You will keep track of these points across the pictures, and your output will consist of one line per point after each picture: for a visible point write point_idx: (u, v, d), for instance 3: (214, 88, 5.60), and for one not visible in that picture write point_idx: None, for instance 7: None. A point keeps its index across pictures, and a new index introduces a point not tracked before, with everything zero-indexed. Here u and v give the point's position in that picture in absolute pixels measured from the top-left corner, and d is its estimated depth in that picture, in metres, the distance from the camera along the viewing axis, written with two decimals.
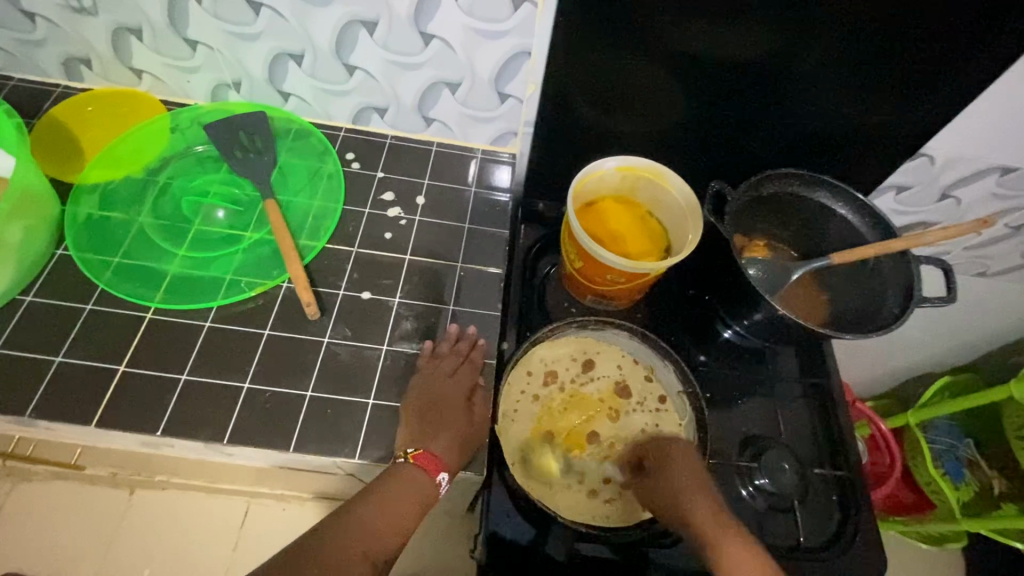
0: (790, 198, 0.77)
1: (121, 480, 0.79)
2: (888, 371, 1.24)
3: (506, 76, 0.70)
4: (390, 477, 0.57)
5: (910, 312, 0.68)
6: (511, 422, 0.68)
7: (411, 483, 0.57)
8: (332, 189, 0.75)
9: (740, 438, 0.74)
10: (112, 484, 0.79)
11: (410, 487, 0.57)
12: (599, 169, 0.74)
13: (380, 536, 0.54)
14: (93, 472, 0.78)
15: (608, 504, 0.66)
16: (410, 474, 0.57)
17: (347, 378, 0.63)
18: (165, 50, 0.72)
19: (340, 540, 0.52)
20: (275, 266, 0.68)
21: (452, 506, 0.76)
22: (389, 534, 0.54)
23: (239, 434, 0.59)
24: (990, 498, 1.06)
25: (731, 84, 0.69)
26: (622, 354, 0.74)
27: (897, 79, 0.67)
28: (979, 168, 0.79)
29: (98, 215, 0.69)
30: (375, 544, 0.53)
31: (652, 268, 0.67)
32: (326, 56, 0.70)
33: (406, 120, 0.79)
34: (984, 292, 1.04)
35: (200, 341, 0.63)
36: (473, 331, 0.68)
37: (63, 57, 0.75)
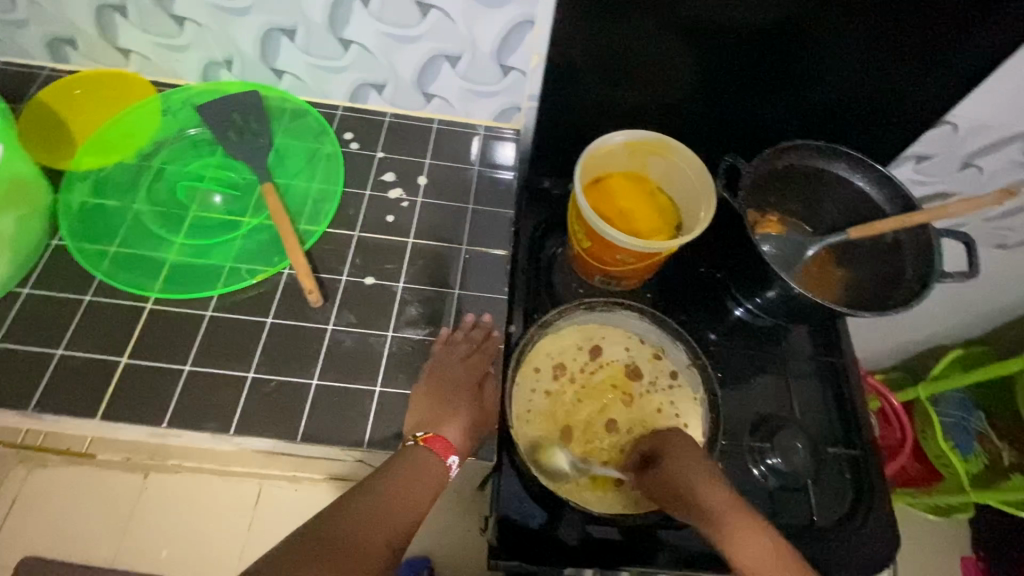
0: (807, 172, 0.74)
1: (132, 463, 0.71)
2: (900, 344, 1.22)
3: (508, 47, 0.67)
4: (401, 462, 0.56)
5: (931, 288, 0.66)
6: (525, 423, 0.65)
7: (421, 468, 0.55)
8: (331, 171, 0.73)
9: (753, 419, 0.73)
10: (124, 467, 0.71)
11: (422, 471, 0.55)
12: (606, 144, 0.71)
13: (392, 521, 0.52)
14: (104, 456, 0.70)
15: (637, 490, 0.64)
16: (423, 457, 0.56)
17: (353, 366, 0.62)
18: (152, 28, 0.69)
19: (352, 528, 0.50)
20: (275, 253, 0.66)
21: (462, 489, 0.75)
22: (401, 520, 0.52)
23: (247, 425, 0.58)
24: (1000, 468, 1.06)
25: (745, 50, 0.65)
26: (629, 336, 0.72)
27: (923, 41, 0.63)
28: (1005, 136, 0.75)
29: (92, 204, 0.67)
30: (391, 529, 0.51)
31: (664, 247, 0.66)
32: (320, 31, 0.67)
33: (405, 97, 0.76)
34: (1002, 264, 1.02)
35: (202, 330, 0.62)
36: (488, 319, 0.66)
37: (47, 38, 0.72)
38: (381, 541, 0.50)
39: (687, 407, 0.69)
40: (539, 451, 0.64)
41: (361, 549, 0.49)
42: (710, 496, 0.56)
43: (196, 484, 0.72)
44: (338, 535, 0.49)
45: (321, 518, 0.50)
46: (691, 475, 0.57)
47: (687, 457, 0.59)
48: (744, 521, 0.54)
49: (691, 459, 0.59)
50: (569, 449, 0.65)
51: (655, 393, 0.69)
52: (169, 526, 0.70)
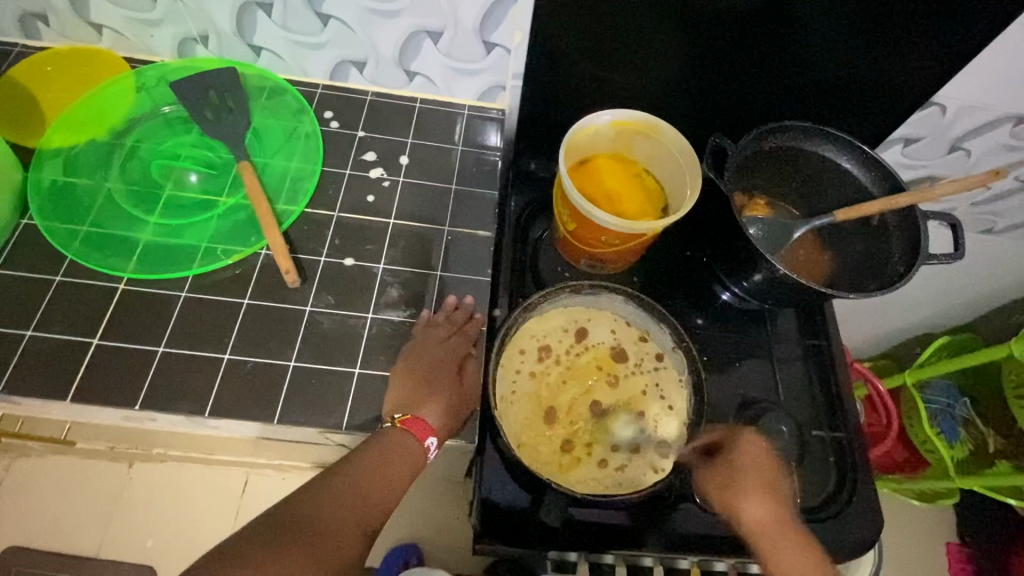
0: (795, 153, 0.73)
1: (118, 453, 0.69)
2: (888, 331, 1.23)
3: (491, 23, 0.65)
4: (378, 444, 0.55)
5: (916, 269, 0.65)
6: (509, 405, 0.64)
7: (399, 449, 0.55)
8: (310, 150, 0.71)
9: (738, 402, 0.72)
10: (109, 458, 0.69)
11: (400, 452, 0.55)
12: (592, 124, 0.70)
13: (365, 504, 0.51)
14: (87, 446, 0.68)
15: (620, 472, 0.63)
16: (401, 438, 0.55)
17: (331, 348, 0.61)
18: (123, 1, 0.67)
19: (323, 512, 0.49)
20: (252, 232, 0.65)
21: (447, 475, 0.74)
22: (375, 502, 0.52)
23: (222, 407, 0.57)
24: (985, 454, 1.08)
25: (733, 26, 0.64)
26: (615, 319, 0.71)
27: (912, 17, 0.62)
28: (992, 118, 0.75)
29: (63, 182, 0.65)
30: (365, 511, 0.51)
31: (649, 227, 0.65)
32: (297, 5, 0.65)
33: (387, 75, 0.74)
34: (989, 250, 1.02)
35: (177, 311, 0.61)
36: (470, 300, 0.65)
37: (17, 12, 0.70)
38: (352, 523, 0.49)
39: (673, 390, 0.68)
40: (522, 433, 0.64)
41: (332, 528, 0.48)
42: (757, 510, 0.56)
43: (181, 473, 0.70)
44: (308, 519, 0.48)
45: (291, 502, 0.49)
46: (742, 486, 0.57)
47: (752, 466, 0.59)
48: (796, 542, 0.55)
49: (760, 464, 0.59)
50: (552, 430, 0.64)
51: (640, 375, 0.69)
52: (149, 517, 0.68)
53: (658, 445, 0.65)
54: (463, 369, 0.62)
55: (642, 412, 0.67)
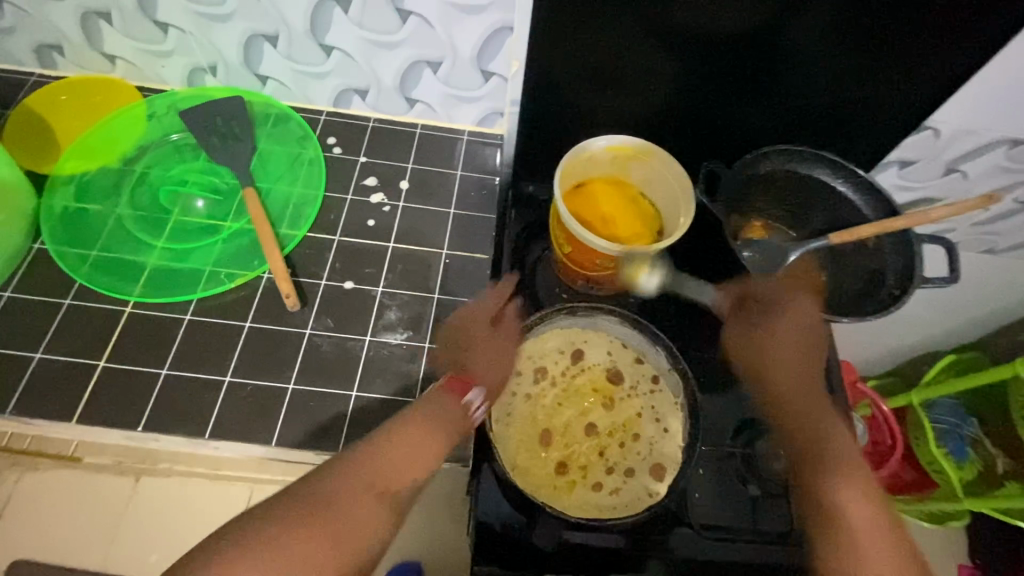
0: (789, 176, 0.74)
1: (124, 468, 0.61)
2: (891, 350, 1.22)
3: (487, 53, 0.68)
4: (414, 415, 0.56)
5: (910, 293, 0.66)
6: (505, 427, 0.65)
7: (437, 408, 0.57)
8: (313, 175, 0.73)
9: (735, 423, 0.72)
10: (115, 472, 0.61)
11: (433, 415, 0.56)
12: (588, 150, 0.72)
13: (383, 474, 0.51)
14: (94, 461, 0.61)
15: (615, 495, 0.64)
16: (440, 399, 0.58)
17: (329, 370, 0.62)
18: (136, 34, 0.70)
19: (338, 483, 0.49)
20: (255, 257, 0.67)
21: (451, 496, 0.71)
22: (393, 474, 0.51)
23: (222, 429, 0.58)
24: (994, 475, 1.05)
25: (725, 53, 0.65)
26: (611, 340, 0.72)
27: (901, 45, 0.63)
28: (987, 141, 0.75)
29: (75, 208, 0.68)
30: (385, 481, 0.51)
31: (642, 251, 0.66)
32: (300, 37, 0.68)
33: (388, 102, 0.76)
34: (990, 269, 1.02)
35: (180, 334, 0.62)
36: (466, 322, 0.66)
37: (34, 44, 0.73)
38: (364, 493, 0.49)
39: (669, 413, 0.68)
40: (516, 456, 0.64)
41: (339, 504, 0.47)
42: (782, 368, 0.69)
43: (185, 486, 0.61)
44: (327, 494, 0.47)
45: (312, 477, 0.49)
46: (772, 348, 0.70)
47: (788, 342, 0.70)
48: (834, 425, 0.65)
49: (792, 331, 0.70)
50: (548, 452, 0.65)
51: (636, 397, 0.69)
52: (137, 545, 0.58)
53: (653, 469, 0.65)
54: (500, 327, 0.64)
55: (638, 434, 0.67)
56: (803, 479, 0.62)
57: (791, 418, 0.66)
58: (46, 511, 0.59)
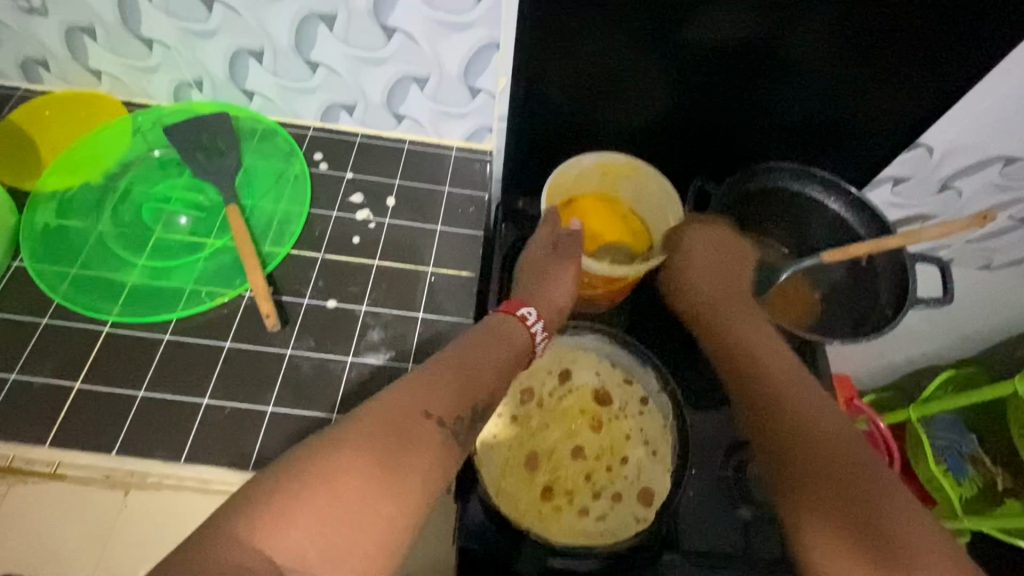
0: (781, 194, 0.73)
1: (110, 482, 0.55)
2: (889, 366, 1.20)
3: (474, 69, 0.66)
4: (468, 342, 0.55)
5: (904, 314, 0.64)
6: (490, 450, 0.64)
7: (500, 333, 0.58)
8: (298, 192, 0.72)
9: (727, 444, 0.71)
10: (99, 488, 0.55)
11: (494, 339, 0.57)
12: (576, 165, 0.71)
13: (433, 395, 0.49)
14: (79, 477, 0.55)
15: (600, 521, 0.62)
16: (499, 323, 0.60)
17: (310, 392, 0.61)
18: (121, 50, 0.69)
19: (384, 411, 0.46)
20: (237, 275, 0.66)
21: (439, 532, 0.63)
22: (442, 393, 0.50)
23: (198, 453, 0.57)
24: (994, 493, 1.03)
25: (714, 67, 0.65)
26: (600, 360, 0.71)
27: (892, 62, 0.63)
28: (980, 158, 0.75)
29: (55, 225, 0.67)
30: (434, 403, 0.49)
31: (630, 272, 0.66)
32: (286, 53, 0.67)
33: (376, 118, 0.76)
34: (987, 285, 1.01)
35: (159, 355, 0.61)
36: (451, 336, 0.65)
37: (19, 59, 0.73)
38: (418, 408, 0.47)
39: (658, 435, 0.66)
40: (501, 480, 0.63)
41: (397, 426, 0.46)
42: (706, 286, 0.70)
43: (176, 500, 0.54)
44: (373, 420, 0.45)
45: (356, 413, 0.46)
46: (697, 266, 0.71)
47: (709, 253, 0.70)
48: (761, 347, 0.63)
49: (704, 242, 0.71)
50: (534, 477, 0.64)
51: (624, 419, 0.68)
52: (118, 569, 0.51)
53: (641, 494, 0.64)
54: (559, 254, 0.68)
55: (626, 457, 0.66)
56: (752, 394, 0.59)
57: (733, 337, 0.65)
58: (18, 533, 0.52)
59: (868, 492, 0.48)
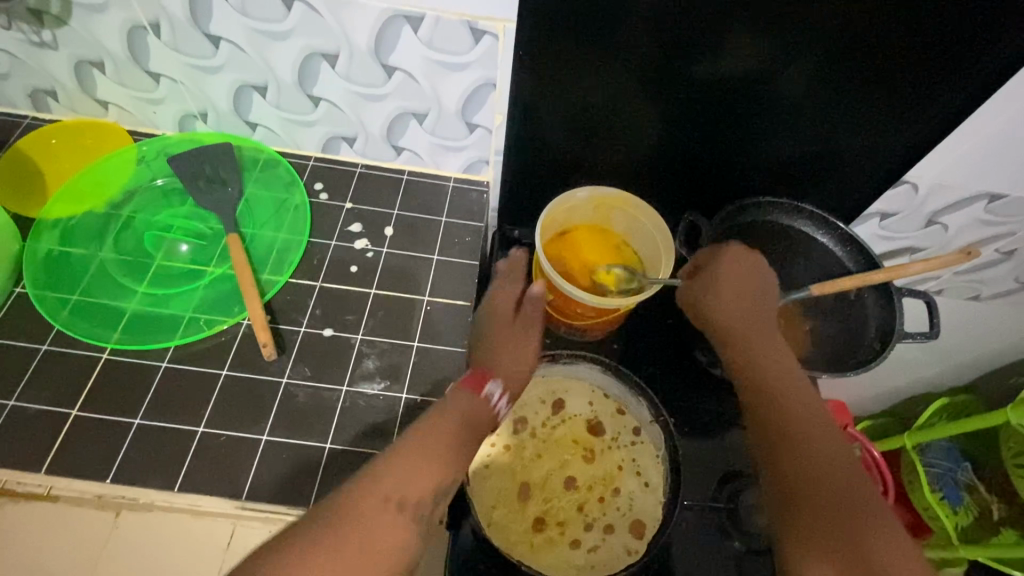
0: (770, 227, 0.75)
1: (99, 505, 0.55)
2: (881, 391, 1.22)
3: (472, 106, 0.69)
4: (430, 422, 0.56)
5: (892, 347, 0.66)
6: (483, 481, 0.64)
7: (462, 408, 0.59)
8: (298, 222, 0.74)
9: (720, 475, 0.71)
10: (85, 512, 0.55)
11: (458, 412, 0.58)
12: (571, 199, 0.73)
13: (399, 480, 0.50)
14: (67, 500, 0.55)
15: (593, 553, 0.62)
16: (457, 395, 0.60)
17: (305, 421, 0.61)
18: (128, 82, 0.71)
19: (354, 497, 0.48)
20: (236, 303, 0.67)
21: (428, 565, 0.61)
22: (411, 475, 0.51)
23: (192, 482, 0.57)
24: (990, 523, 1.03)
25: (705, 105, 0.67)
26: (593, 390, 0.72)
27: (875, 104, 0.65)
28: (966, 195, 0.76)
29: (58, 251, 0.68)
30: (402, 489, 0.50)
31: (622, 303, 0.66)
32: (289, 88, 0.69)
33: (376, 149, 0.77)
34: (978, 314, 1.02)
35: (155, 382, 0.62)
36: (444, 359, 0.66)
37: (29, 89, 0.75)
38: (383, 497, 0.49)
39: (650, 466, 0.67)
40: (494, 511, 0.63)
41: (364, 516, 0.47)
42: (731, 306, 0.66)
43: (169, 522, 0.55)
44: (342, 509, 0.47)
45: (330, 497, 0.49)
46: (723, 289, 0.66)
47: (733, 279, 0.67)
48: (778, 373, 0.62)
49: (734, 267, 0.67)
50: (527, 507, 0.64)
51: (617, 450, 0.68)
52: None
53: (633, 525, 0.64)
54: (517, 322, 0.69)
55: (618, 488, 0.66)
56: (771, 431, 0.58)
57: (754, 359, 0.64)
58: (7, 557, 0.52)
59: (858, 524, 0.50)
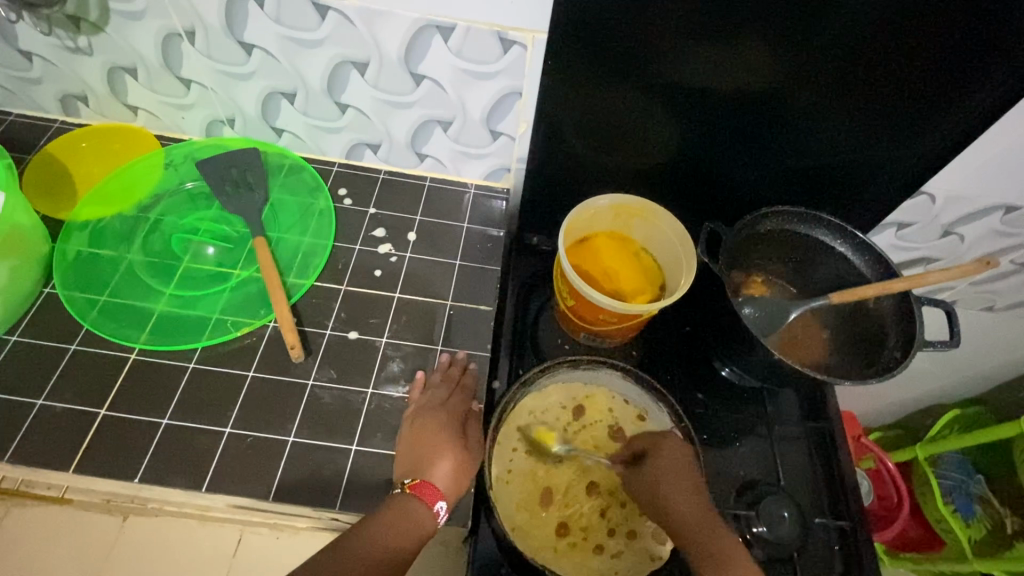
0: (788, 236, 0.75)
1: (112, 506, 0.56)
2: (893, 403, 1.22)
3: (497, 114, 0.70)
4: (368, 527, 0.52)
5: (912, 357, 0.65)
6: (505, 485, 0.65)
7: (405, 517, 0.53)
8: (322, 226, 0.75)
9: (738, 483, 0.71)
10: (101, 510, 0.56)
11: (399, 519, 0.52)
12: (592, 206, 0.74)
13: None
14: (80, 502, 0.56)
15: (616, 559, 0.63)
16: (401, 503, 0.54)
17: (330, 423, 0.62)
18: (160, 88, 0.73)
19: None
20: (262, 305, 0.68)
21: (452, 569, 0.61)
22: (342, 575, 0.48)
23: (219, 482, 0.57)
24: (1003, 536, 1.01)
25: (725, 116, 0.68)
26: (613, 397, 0.72)
27: (895, 116, 0.66)
28: (982, 206, 0.77)
29: (87, 253, 0.69)
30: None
31: (645, 309, 0.67)
32: (317, 95, 0.70)
33: (399, 156, 0.79)
34: (991, 326, 1.02)
35: (183, 383, 0.62)
36: (464, 355, 0.67)
37: (60, 94, 0.76)
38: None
39: None
40: (516, 515, 0.63)
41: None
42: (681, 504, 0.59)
43: (176, 530, 0.55)
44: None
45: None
46: (668, 485, 0.61)
47: (671, 474, 0.61)
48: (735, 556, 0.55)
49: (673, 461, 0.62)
50: (548, 512, 0.64)
51: None
52: None
53: (655, 531, 0.65)
54: (468, 429, 0.62)
55: None
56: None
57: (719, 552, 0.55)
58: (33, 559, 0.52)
59: None
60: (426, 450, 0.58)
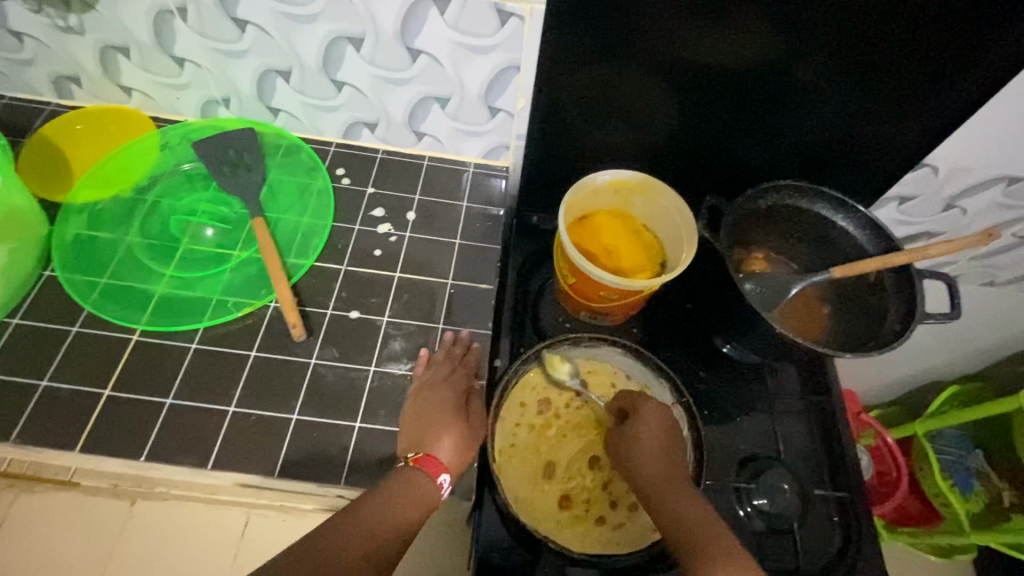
0: (789, 211, 0.75)
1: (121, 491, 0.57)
2: (893, 380, 1.22)
3: (495, 90, 0.69)
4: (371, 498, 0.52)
5: (912, 330, 0.66)
6: (508, 459, 0.65)
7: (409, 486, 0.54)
8: (321, 207, 0.74)
9: (738, 457, 0.72)
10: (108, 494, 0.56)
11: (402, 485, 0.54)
12: (592, 183, 0.73)
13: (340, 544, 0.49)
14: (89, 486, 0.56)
15: (618, 529, 0.64)
16: (405, 476, 0.54)
17: (333, 401, 0.62)
18: (153, 68, 0.72)
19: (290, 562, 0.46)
20: (263, 286, 0.68)
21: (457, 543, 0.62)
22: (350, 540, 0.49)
23: (224, 460, 0.58)
24: (999, 509, 1.02)
25: (725, 89, 0.67)
26: (615, 372, 0.72)
27: (898, 88, 0.65)
28: (984, 177, 0.77)
29: (86, 235, 0.69)
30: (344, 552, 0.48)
31: (646, 284, 0.66)
32: (313, 73, 0.70)
33: (397, 134, 0.78)
34: (992, 301, 1.02)
35: (185, 364, 0.63)
36: (468, 334, 0.67)
37: (52, 75, 0.75)
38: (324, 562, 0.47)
39: None
40: (520, 489, 0.64)
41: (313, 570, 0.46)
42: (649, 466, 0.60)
43: (182, 508, 0.56)
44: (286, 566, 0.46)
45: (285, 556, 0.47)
46: (638, 451, 0.61)
47: (642, 439, 0.62)
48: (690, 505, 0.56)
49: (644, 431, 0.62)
50: (551, 485, 0.65)
51: None
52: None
53: None
54: (470, 405, 0.62)
55: None
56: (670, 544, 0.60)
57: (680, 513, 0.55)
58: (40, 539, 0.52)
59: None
60: (429, 425, 0.58)
